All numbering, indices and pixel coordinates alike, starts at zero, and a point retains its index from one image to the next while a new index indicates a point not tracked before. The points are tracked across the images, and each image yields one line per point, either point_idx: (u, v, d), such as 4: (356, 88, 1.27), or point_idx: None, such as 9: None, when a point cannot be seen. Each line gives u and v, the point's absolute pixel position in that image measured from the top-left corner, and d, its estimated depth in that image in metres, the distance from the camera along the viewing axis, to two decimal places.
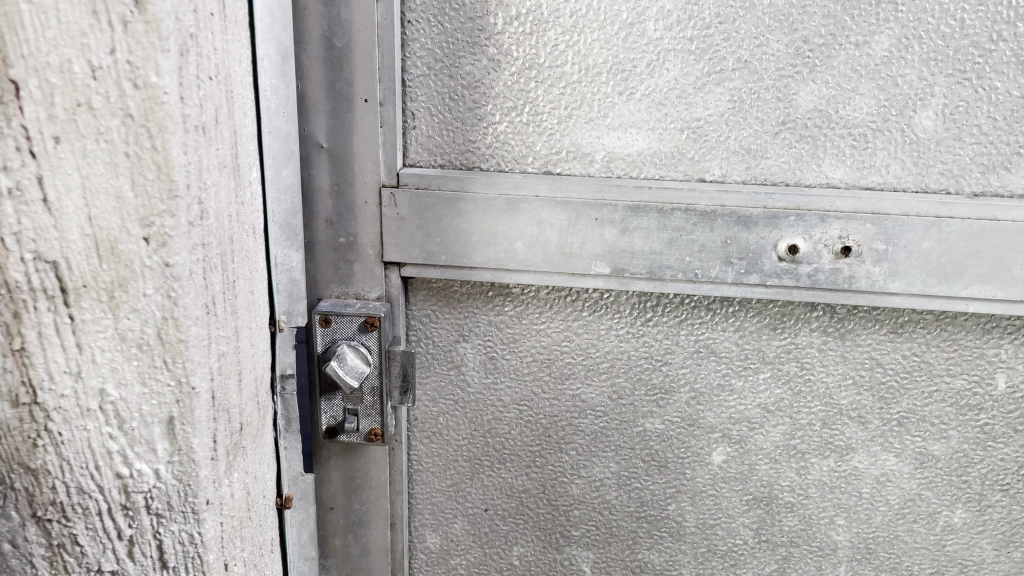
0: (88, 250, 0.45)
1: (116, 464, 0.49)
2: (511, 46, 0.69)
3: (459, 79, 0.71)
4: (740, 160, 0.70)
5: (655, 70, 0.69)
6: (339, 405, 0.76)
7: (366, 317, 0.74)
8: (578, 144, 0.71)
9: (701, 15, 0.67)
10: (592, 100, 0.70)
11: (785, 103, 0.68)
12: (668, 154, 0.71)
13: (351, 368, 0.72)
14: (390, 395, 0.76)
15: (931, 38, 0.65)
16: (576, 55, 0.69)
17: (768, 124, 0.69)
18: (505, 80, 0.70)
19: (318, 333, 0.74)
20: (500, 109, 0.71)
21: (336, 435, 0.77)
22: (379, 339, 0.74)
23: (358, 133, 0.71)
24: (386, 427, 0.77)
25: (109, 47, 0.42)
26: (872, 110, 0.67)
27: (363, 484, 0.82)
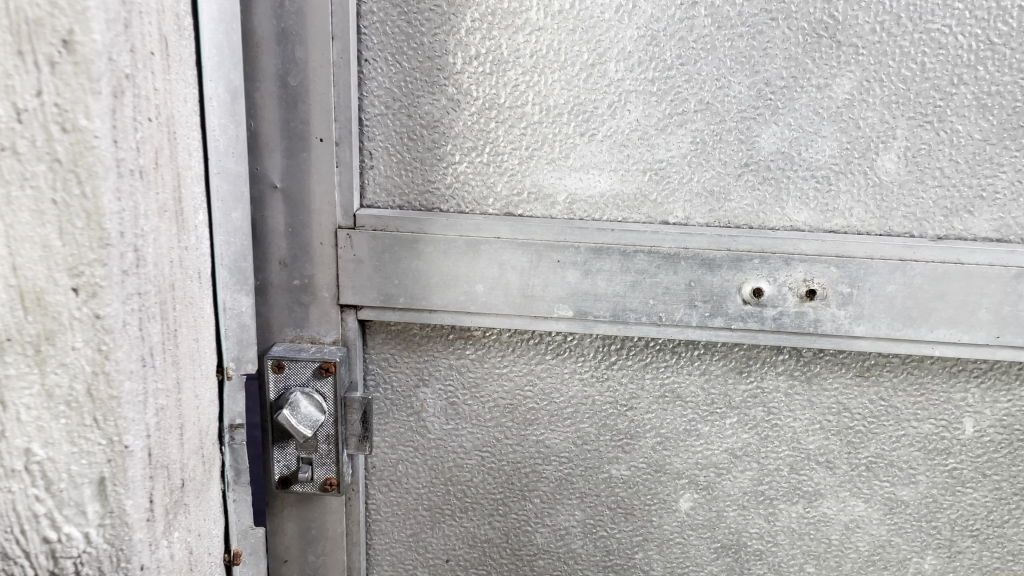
0: (12, 302, 0.42)
1: (42, 527, 0.45)
2: (470, 86, 0.68)
3: (417, 119, 0.69)
4: (703, 203, 0.69)
5: (617, 112, 0.68)
6: (294, 454, 0.73)
7: (321, 362, 0.71)
8: (540, 185, 0.70)
9: (662, 56, 0.66)
10: (554, 141, 0.69)
11: (748, 145, 0.67)
12: (631, 196, 0.69)
13: (303, 415, 0.69)
14: (346, 443, 0.74)
15: (892, 81, 0.65)
16: (536, 96, 0.68)
17: (730, 167, 0.68)
18: (464, 120, 0.69)
19: (271, 378, 0.72)
20: (460, 149, 0.70)
21: (289, 484, 0.74)
22: (335, 386, 0.71)
23: (313, 173, 0.69)
24: (342, 477, 0.74)
25: (35, 90, 0.40)
26: (835, 153, 0.67)
27: (318, 535, 0.79)
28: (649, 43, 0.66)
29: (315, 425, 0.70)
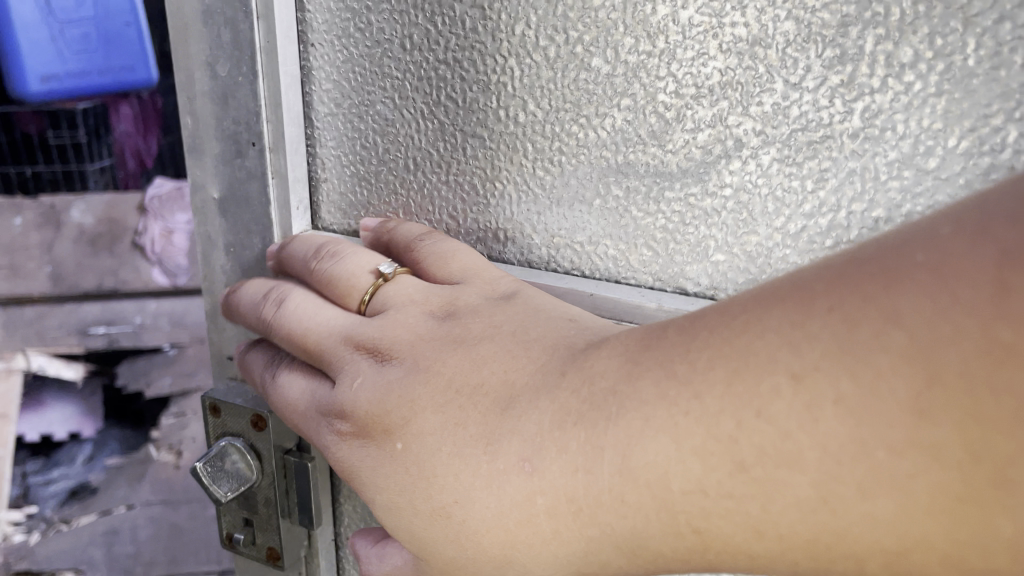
0: None
1: None
2: (427, 75, 0.62)
3: (371, 125, 0.66)
4: (737, 267, 0.57)
5: (614, 124, 0.58)
6: (241, 510, 0.70)
7: (255, 415, 0.66)
8: (510, 220, 0.64)
9: (690, 42, 0.53)
10: (524, 157, 0.62)
11: (805, 195, 0.54)
12: (637, 250, 0.61)
13: (227, 473, 0.65)
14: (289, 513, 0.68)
15: (989, 87, 0.47)
16: (512, 98, 0.61)
17: (784, 217, 0.55)
18: (429, 127, 0.64)
19: (211, 421, 0.69)
20: (414, 164, 0.66)
21: (236, 540, 0.71)
22: (263, 445, 0.66)
23: (248, 182, 0.64)
24: (283, 549, 0.69)
25: None
26: (931, 195, 0.50)
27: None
28: (658, 29, 0.54)
29: (232, 484, 0.65)
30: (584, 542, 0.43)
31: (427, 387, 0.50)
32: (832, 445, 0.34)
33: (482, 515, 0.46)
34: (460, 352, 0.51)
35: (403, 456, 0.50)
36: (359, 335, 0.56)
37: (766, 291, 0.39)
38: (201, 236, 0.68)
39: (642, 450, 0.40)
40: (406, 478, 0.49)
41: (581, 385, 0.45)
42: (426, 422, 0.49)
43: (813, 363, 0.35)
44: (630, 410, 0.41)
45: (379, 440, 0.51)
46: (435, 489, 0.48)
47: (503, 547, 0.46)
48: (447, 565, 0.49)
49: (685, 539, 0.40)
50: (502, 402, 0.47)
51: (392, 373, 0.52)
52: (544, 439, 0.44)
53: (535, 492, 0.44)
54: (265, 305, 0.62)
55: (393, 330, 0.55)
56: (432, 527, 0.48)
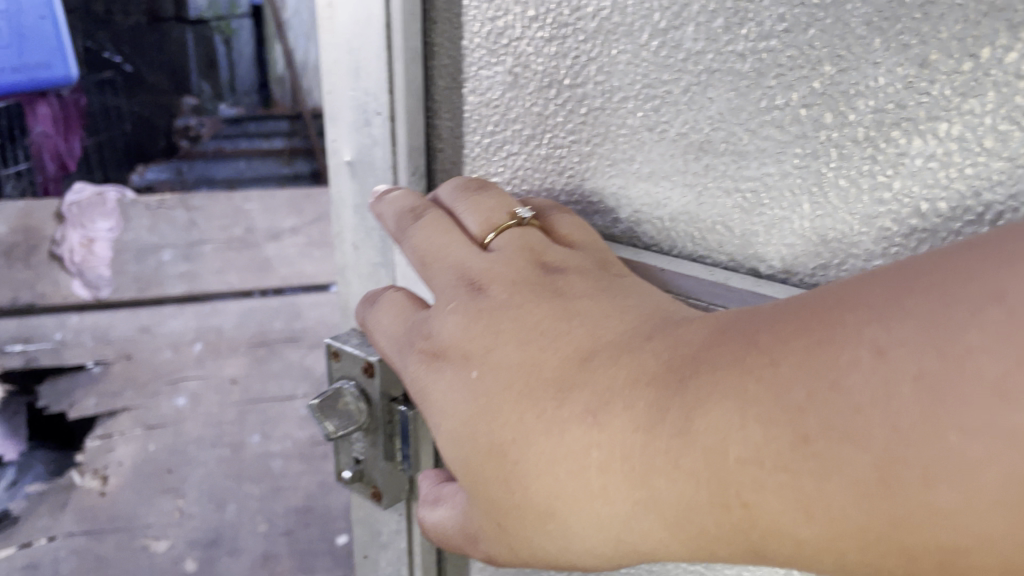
0: None
1: None
2: (495, 33, 0.49)
3: (473, 92, 0.51)
4: (810, 252, 0.41)
5: (621, 85, 0.45)
6: (352, 447, 0.57)
7: (363, 360, 0.54)
8: (599, 192, 0.49)
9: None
10: (585, 124, 0.47)
11: (876, 184, 0.37)
12: (709, 225, 0.44)
13: (340, 414, 0.54)
14: (397, 460, 0.56)
15: None
16: (597, 70, 0.45)
17: (868, 206, 0.38)
18: (524, 99, 0.49)
19: (334, 367, 0.57)
20: (518, 131, 0.50)
21: (344, 478, 0.58)
22: (374, 391, 0.54)
23: (377, 145, 0.52)
24: (385, 489, 0.56)
25: None
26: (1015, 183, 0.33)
27: (390, 538, 0.61)
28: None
29: (347, 427, 0.54)
30: (630, 507, 0.35)
31: (503, 324, 0.40)
32: (916, 410, 0.26)
33: (526, 464, 0.37)
34: (554, 300, 0.41)
35: (471, 389, 0.40)
36: (472, 270, 0.44)
37: (894, 262, 0.31)
38: (334, 196, 0.57)
39: (705, 413, 0.32)
40: (443, 417, 0.41)
41: (681, 343, 0.35)
42: (505, 358, 0.40)
43: (902, 336, 0.28)
44: (704, 373, 0.33)
45: (443, 362, 0.42)
46: (480, 427, 0.39)
47: (551, 494, 0.37)
48: (485, 514, 0.40)
49: (729, 519, 0.32)
50: (582, 351, 0.38)
51: (480, 307, 0.42)
52: (613, 391, 0.36)
53: (589, 445, 0.36)
54: (400, 222, 0.48)
55: (503, 274, 0.43)
56: (467, 468, 0.40)
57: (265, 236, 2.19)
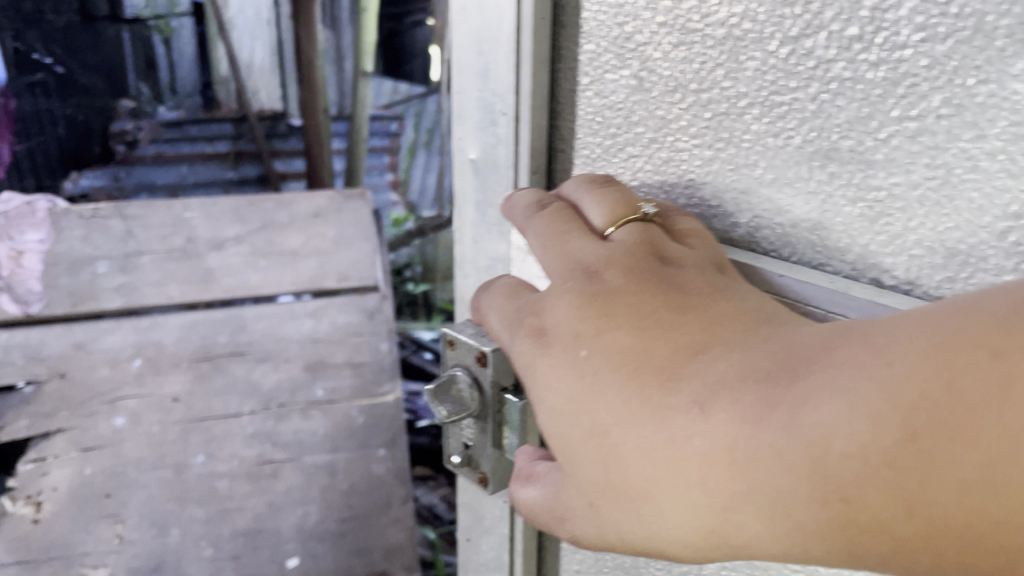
0: None
1: None
2: (639, 61, 0.65)
3: (593, 88, 0.70)
4: (932, 264, 0.53)
5: (748, 98, 0.59)
6: (462, 431, 0.79)
7: (475, 351, 0.73)
8: (720, 194, 0.64)
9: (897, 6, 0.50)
10: (716, 129, 0.62)
11: (976, 188, 0.49)
12: (825, 229, 0.58)
13: (452, 398, 0.75)
14: (499, 447, 0.76)
15: None
16: (726, 76, 0.59)
17: (991, 216, 0.49)
18: (650, 105, 0.66)
19: (449, 354, 0.78)
20: (643, 138, 0.68)
21: (456, 460, 0.81)
22: (484, 380, 0.74)
23: (506, 148, 0.76)
24: (491, 475, 0.78)
25: None
26: None
27: (492, 526, 0.91)
28: (876, 8, 0.50)
29: (454, 414, 0.74)
30: (725, 495, 0.42)
31: (620, 316, 0.49)
32: (979, 408, 0.35)
33: (631, 447, 0.46)
34: (673, 299, 0.50)
35: (585, 365, 0.49)
36: (592, 264, 0.54)
37: (992, 293, 0.38)
38: (459, 192, 0.84)
39: (812, 408, 0.39)
40: (553, 399, 0.50)
41: (779, 347, 0.44)
42: (617, 339, 0.49)
43: (1006, 351, 0.35)
44: (813, 373, 0.40)
45: (569, 342, 0.51)
46: (584, 414, 0.48)
47: (645, 481, 0.45)
48: (587, 489, 0.49)
49: (829, 508, 0.39)
50: (694, 348, 0.46)
51: (609, 285, 0.52)
52: (723, 388, 0.43)
53: (695, 435, 0.43)
54: (528, 212, 0.63)
55: (632, 251, 0.54)
56: (589, 444, 0.48)
57: (207, 247, 2.04)
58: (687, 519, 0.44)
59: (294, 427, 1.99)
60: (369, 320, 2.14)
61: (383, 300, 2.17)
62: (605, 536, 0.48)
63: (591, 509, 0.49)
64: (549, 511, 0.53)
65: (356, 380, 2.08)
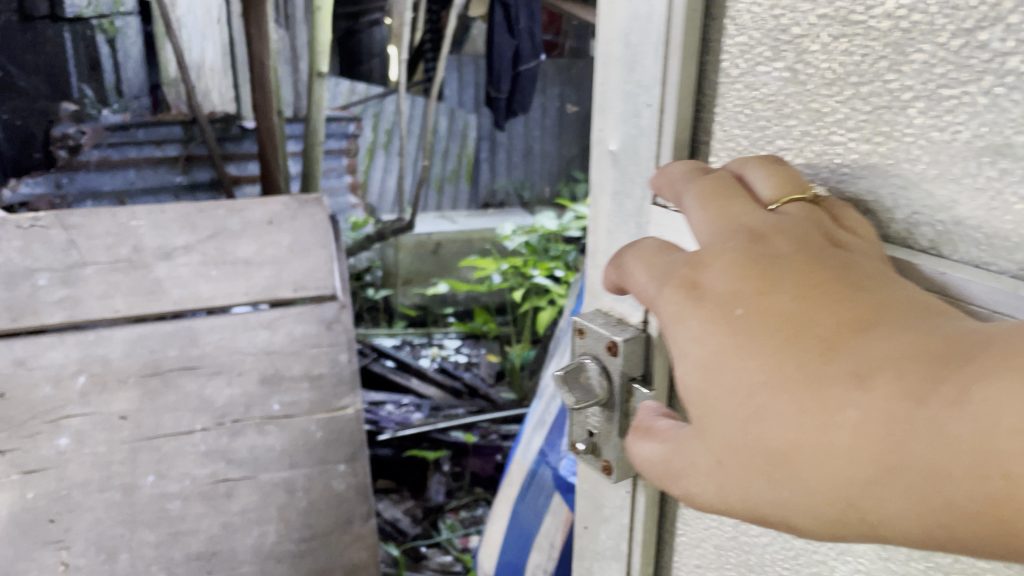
0: None
1: None
2: (790, 44, 0.52)
3: (741, 81, 0.56)
4: None
5: (911, 85, 0.46)
6: (587, 419, 0.71)
7: (607, 340, 0.66)
8: (876, 193, 0.50)
9: None
10: (870, 123, 0.49)
11: None
12: (997, 232, 0.44)
13: (581, 384, 0.68)
14: (627, 437, 0.67)
15: None
16: (890, 69, 0.47)
17: None
18: (801, 100, 0.52)
19: (577, 345, 0.71)
20: (789, 133, 0.54)
21: (579, 449, 0.72)
22: (616, 367, 0.66)
23: (638, 139, 0.63)
24: (616, 464, 0.68)
25: None
26: None
27: (611, 515, 0.75)
28: None
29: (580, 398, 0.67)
30: (868, 469, 0.35)
31: (783, 275, 0.41)
32: None
33: (767, 408, 0.38)
34: (847, 273, 0.41)
35: (738, 325, 0.40)
36: (753, 224, 0.44)
37: None
38: (596, 182, 0.70)
39: (987, 384, 0.32)
40: (683, 354, 0.42)
41: (971, 329, 0.35)
42: (781, 306, 0.40)
43: None
44: (1007, 347, 0.33)
45: (705, 292, 0.42)
46: (716, 367, 0.40)
47: (780, 444, 0.38)
48: (707, 450, 0.41)
49: (985, 490, 0.31)
50: (864, 318, 0.38)
51: (773, 248, 0.42)
52: (889, 358, 0.36)
53: (849, 404, 0.36)
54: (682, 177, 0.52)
55: (802, 226, 0.44)
56: (721, 403, 0.40)
57: (155, 257, 1.96)
58: (824, 491, 0.37)
59: (249, 443, 1.87)
60: (327, 331, 2.03)
61: (342, 310, 2.07)
62: (720, 501, 0.41)
63: (710, 475, 0.41)
64: (658, 465, 0.46)
65: (315, 394, 1.96)
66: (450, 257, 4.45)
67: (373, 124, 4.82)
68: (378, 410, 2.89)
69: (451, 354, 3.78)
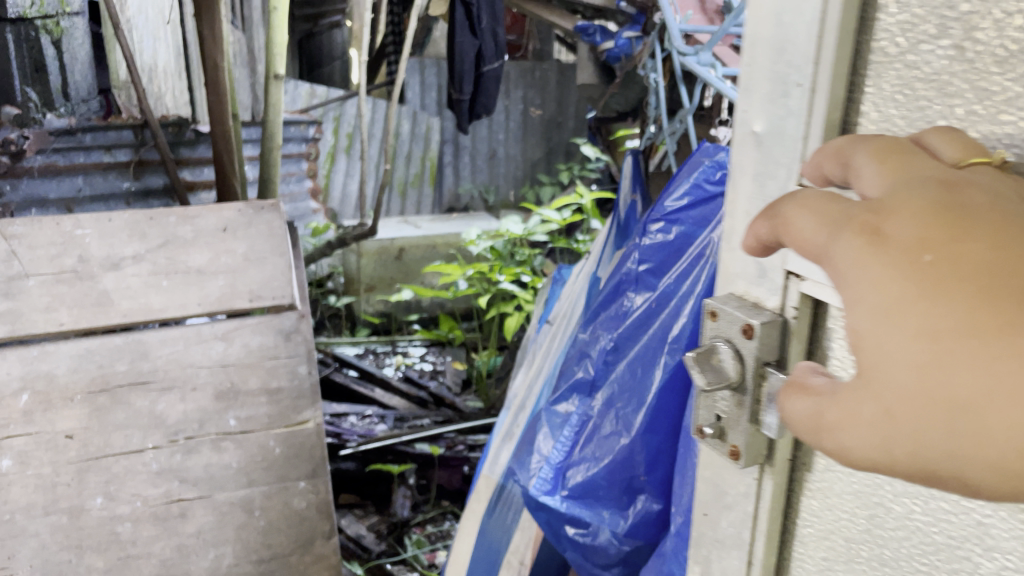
0: None
1: None
2: (963, 16, 0.47)
3: (901, 60, 0.51)
4: None
5: None
6: (715, 403, 0.64)
7: (742, 323, 0.59)
8: None
9: None
10: None
11: None
12: None
13: (712, 367, 0.62)
14: (758, 424, 0.60)
15: None
16: None
17: None
18: (967, 80, 0.47)
19: (707, 327, 0.64)
20: (956, 115, 0.48)
21: (706, 435, 0.65)
22: (748, 351, 0.59)
23: (785, 121, 0.56)
24: (745, 450, 0.61)
25: None
26: None
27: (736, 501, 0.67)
28: None
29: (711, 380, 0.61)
30: None
31: (997, 224, 0.35)
32: None
33: (969, 364, 0.33)
34: None
35: (935, 269, 0.34)
36: (950, 176, 0.38)
37: None
38: (734, 167, 0.63)
39: None
40: (861, 297, 0.36)
41: None
42: (978, 253, 0.34)
43: None
44: None
45: (893, 233, 0.36)
46: (903, 313, 0.34)
47: (982, 402, 0.33)
48: (878, 404, 0.35)
49: None
50: None
51: (977, 200, 0.36)
52: None
53: None
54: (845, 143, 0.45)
55: (1004, 184, 0.38)
56: (908, 352, 0.34)
57: (101, 267, 1.82)
58: None
59: (203, 461, 1.76)
60: (286, 343, 1.90)
61: (301, 320, 1.93)
62: (880, 454, 0.36)
63: (875, 425, 0.35)
64: (805, 419, 0.40)
65: (273, 407, 1.84)
66: (413, 265, 4.33)
67: (334, 128, 4.73)
68: (341, 423, 2.82)
69: (416, 363, 3.71)
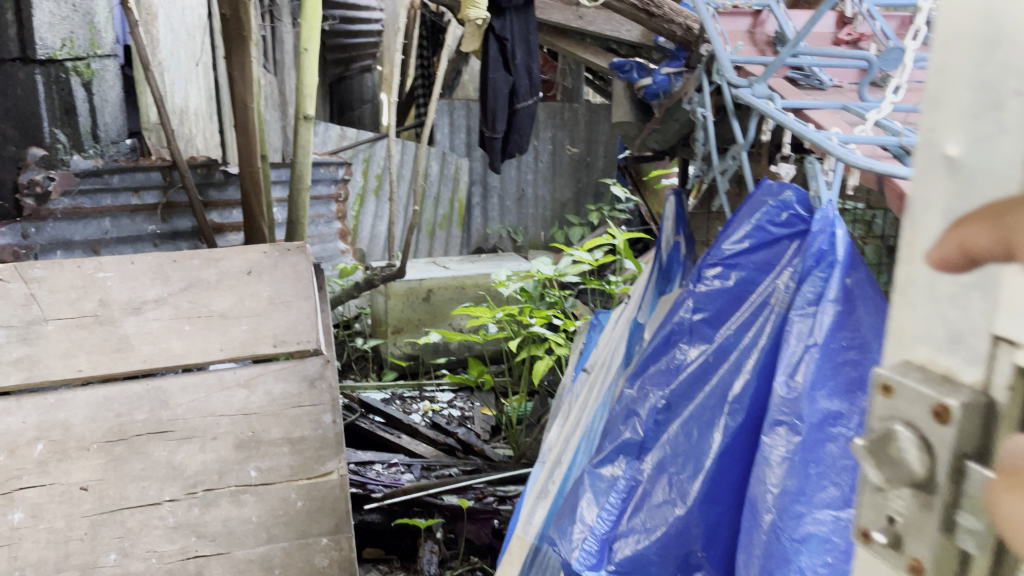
0: None
1: None
2: None
3: None
4: None
5: None
6: (888, 502, 0.46)
7: (932, 401, 0.43)
8: None
9: None
10: None
11: None
12: None
13: (891, 459, 0.45)
14: (955, 541, 0.42)
15: None
16: None
17: None
18: None
19: (876, 405, 0.47)
20: None
21: (874, 543, 0.47)
22: (944, 440, 0.42)
23: (1000, 141, 0.41)
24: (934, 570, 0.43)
25: None
26: None
27: None
28: None
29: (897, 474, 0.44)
30: None
31: None
32: None
33: None
34: None
35: None
36: None
37: None
38: (910, 208, 0.47)
39: None
40: None
41: None
42: None
43: None
44: None
45: None
46: None
47: None
48: None
49: None
50: None
51: None
52: None
53: None
54: None
55: None
56: None
57: (123, 311, 1.73)
58: None
59: (223, 515, 1.66)
60: (310, 390, 1.79)
61: (326, 366, 1.82)
62: None
63: None
64: None
65: (296, 458, 1.73)
66: (442, 305, 4.20)
67: (363, 169, 4.71)
68: (366, 473, 2.71)
69: (444, 409, 3.59)
